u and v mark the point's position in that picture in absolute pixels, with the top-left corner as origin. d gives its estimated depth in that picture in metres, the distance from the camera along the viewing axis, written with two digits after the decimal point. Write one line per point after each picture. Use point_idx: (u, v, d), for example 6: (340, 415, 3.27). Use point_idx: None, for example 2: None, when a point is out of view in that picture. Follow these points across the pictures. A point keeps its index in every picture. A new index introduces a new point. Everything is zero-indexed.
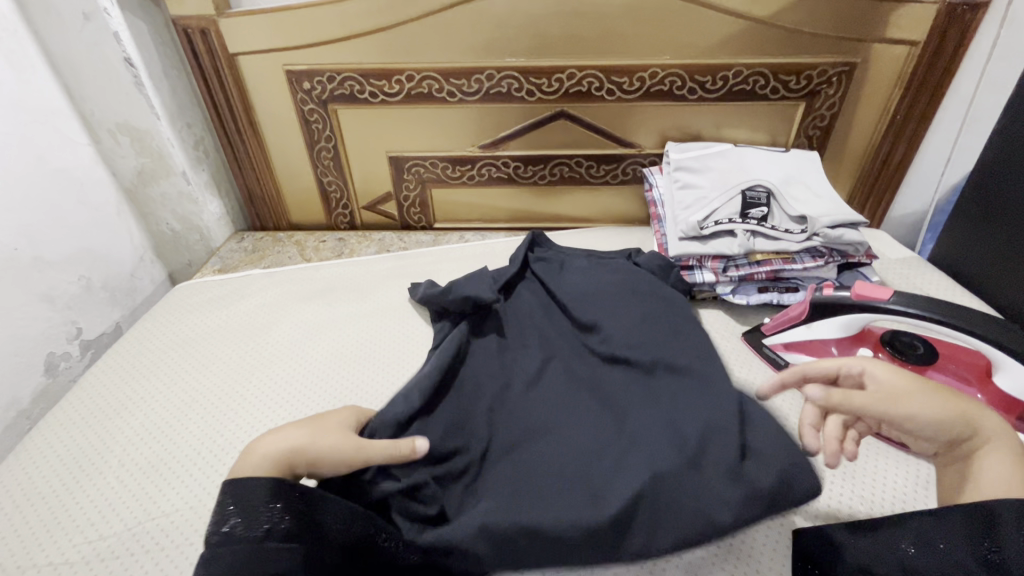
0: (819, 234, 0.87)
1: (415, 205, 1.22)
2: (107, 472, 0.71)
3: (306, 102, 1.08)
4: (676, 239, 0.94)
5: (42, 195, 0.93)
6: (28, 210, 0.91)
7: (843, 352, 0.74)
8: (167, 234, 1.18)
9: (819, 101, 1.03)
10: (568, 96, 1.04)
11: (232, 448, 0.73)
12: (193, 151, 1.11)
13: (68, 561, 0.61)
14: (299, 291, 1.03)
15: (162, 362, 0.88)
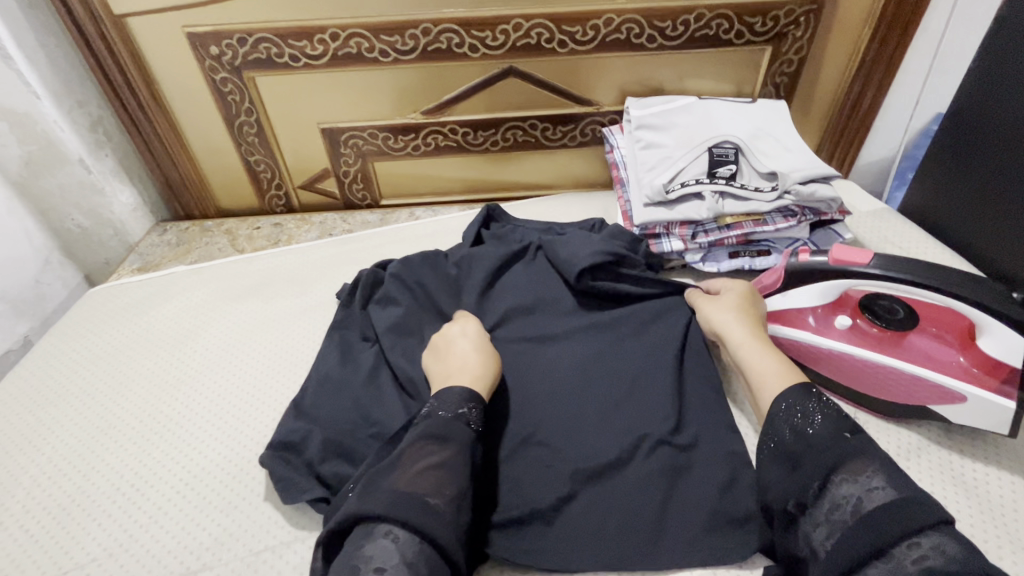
0: (791, 192, 0.81)
1: (357, 181, 1.11)
2: (12, 521, 0.61)
3: (218, 70, 0.94)
4: (641, 205, 0.87)
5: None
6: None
7: (821, 322, 0.69)
8: (75, 232, 1.04)
9: (786, 45, 0.96)
10: (516, 50, 0.93)
11: (160, 480, 0.64)
12: (90, 134, 0.97)
13: None
14: (228, 288, 0.91)
15: (73, 383, 0.77)
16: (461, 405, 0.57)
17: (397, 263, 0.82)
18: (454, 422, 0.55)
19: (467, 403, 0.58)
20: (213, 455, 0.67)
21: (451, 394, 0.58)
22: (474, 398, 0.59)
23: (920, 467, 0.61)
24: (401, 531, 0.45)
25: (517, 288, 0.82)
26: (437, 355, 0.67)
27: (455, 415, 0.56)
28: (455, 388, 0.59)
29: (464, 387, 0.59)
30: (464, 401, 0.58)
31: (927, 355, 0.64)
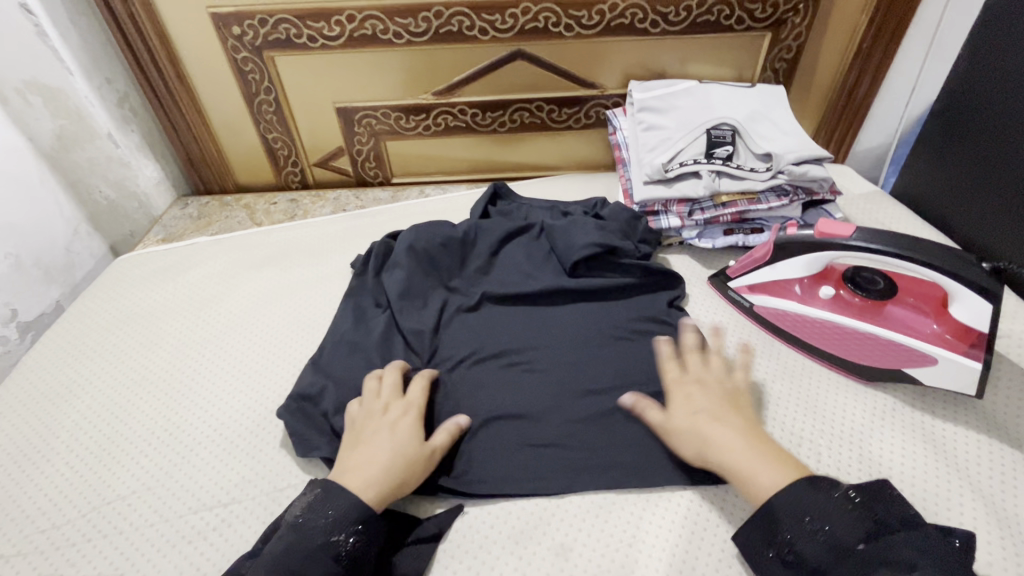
0: (784, 172, 0.85)
1: (370, 159, 1.15)
2: (56, 458, 0.67)
3: (239, 50, 0.98)
4: (641, 183, 0.91)
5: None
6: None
7: (806, 292, 0.75)
8: (102, 204, 1.09)
9: (785, 31, 0.99)
10: (524, 34, 0.97)
11: (190, 426, 0.70)
12: (117, 110, 1.01)
13: (21, 553, 0.58)
14: (249, 258, 0.96)
15: (106, 340, 0.83)
16: (336, 532, 0.53)
17: (409, 234, 0.87)
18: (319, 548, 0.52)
19: (348, 528, 0.54)
20: (238, 404, 0.72)
21: (336, 504, 0.55)
22: (364, 517, 0.55)
23: (894, 426, 0.66)
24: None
25: (525, 274, 0.87)
26: (362, 440, 0.61)
27: (328, 542, 0.53)
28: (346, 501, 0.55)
29: (353, 499, 0.56)
30: (345, 524, 0.54)
31: (904, 323, 0.69)
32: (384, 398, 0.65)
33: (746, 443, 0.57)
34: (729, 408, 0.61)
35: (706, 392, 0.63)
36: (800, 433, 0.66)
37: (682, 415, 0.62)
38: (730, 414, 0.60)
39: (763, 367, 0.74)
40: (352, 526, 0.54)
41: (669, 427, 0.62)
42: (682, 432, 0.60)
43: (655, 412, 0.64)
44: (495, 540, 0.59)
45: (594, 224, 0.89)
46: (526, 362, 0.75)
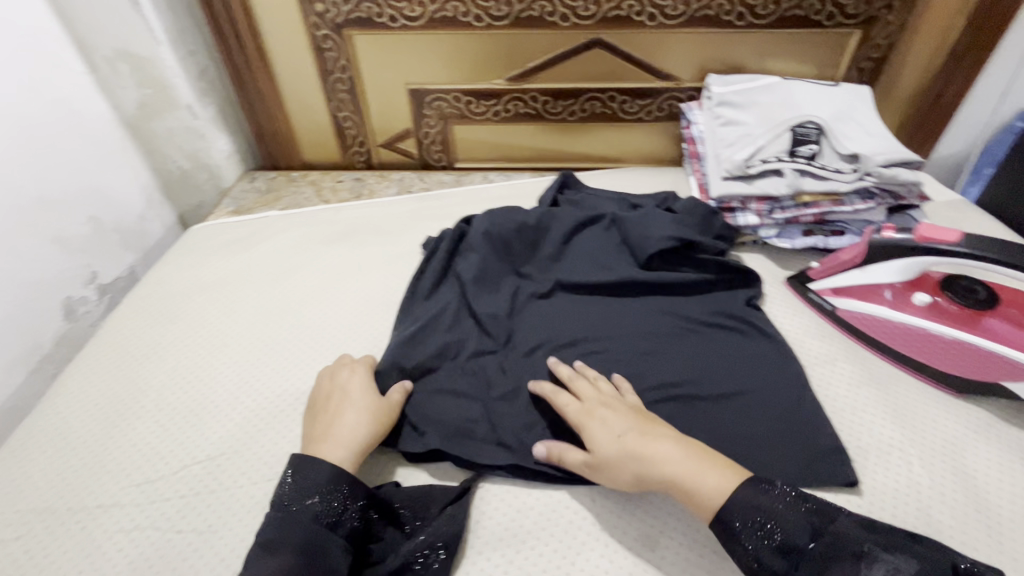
0: (872, 174, 0.83)
1: (436, 143, 1.15)
2: (147, 415, 0.69)
3: (320, 28, 0.99)
4: (719, 178, 0.90)
5: (34, 125, 0.86)
6: (17, 137, 0.84)
7: (898, 297, 0.74)
8: (175, 173, 1.12)
9: (876, 29, 0.96)
10: (605, 22, 0.96)
11: (272, 393, 0.71)
12: (197, 81, 1.03)
13: (119, 504, 0.60)
14: (320, 233, 0.97)
15: (186, 305, 0.85)
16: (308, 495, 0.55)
17: (483, 220, 0.88)
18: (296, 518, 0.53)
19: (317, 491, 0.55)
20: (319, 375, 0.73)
21: (311, 473, 0.56)
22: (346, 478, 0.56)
23: (989, 441, 0.64)
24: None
25: (598, 263, 0.86)
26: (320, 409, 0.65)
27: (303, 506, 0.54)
28: (314, 467, 0.56)
29: (329, 463, 0.57)
30: (322, 489, 0.55)
31: (1004, 336, 0.68)
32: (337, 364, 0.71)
33: (683, 450, 0.55)
34: (647, 422, 0.59)
35: (618, 414, 0.60)
36: (891, 440, 0.64)
37: (606, 449, 0.57)
38: (651, 425, 0.59)
39: (848, 372, 0.72)
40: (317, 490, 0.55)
41: (595, 461, 0.58)
42: (617, 465, 0.56)
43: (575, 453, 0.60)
44: (580, 526, 0.59)
45: (669, 217, 0.87)
46: (604, 353, 0.74)
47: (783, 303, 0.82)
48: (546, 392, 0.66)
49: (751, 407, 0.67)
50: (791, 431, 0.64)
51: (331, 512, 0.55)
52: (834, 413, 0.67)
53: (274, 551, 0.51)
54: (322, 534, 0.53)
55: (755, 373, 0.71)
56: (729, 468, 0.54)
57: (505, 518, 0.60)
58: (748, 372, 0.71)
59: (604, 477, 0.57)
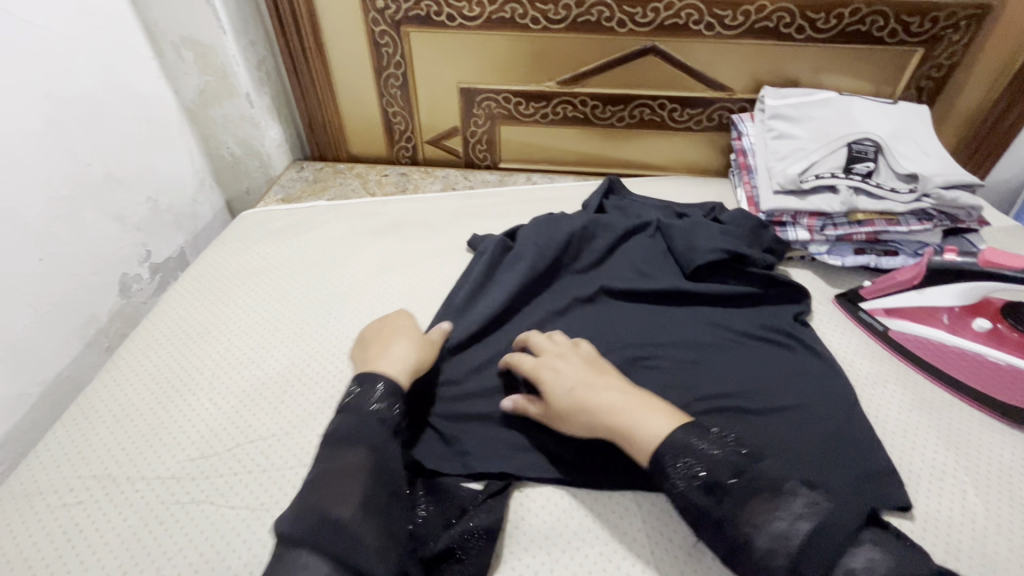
0: (931, 195, 0.81)
1: (482, 142, 1.17)
2: (201, 393, 0.71)
3: (378, 23, 1.01)
4: (770, 192, 0.89)
5: (101, 106, 0.89)
6: (86, 117, 0.87)
7: (955, 322, 0.74)
8: (227, 158, 1.14)
9: (939, 48, 0.94)
10: (662, 29, 0.96)
11: (321, 379, 0.72)
12: (255, 70, 1.05)
13: (175, 477, 0.62)
14: (367, 225, 0.99)
15: (238, 288, 0.87)
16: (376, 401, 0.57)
17: (526, 230, 0.89)
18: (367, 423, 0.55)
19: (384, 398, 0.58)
20: None
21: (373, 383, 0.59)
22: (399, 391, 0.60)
23: None
24: (314, 560, 0.45)
25: (644, 271, 0.86)
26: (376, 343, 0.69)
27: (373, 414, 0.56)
28: (382, 377, 0.60)
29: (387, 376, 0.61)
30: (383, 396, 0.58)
31: None
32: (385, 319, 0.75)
33: (624, 395, 0.58)
34: (599, 374, 0.62)
35: (573, 364, 0.63)
36: (943, 466, 0.63)
37: (561, 398, 0.60)
38: (607, 376, 0.61)
39: (899, 394, 0.71)
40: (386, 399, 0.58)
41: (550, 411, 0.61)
42: (570, 414, 0.59)
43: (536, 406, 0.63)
44: (627, 531, 0.59)
45: (717, 228, 0.87)
46: (650, 360, 0.74)
47: (833, 321, 0.81)
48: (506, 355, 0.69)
49: (799, 423, 0.66)
50: (842, 450, 0.63)
51: (394, 419, 0.58)
52: (884, 434, 0.66)
53: (351, 446, 0.53)
54: (387, 437, 0.55)
55: (803, 389, 0.70)
56: (664, 410, 0.56)
57: (550, 518, 0.60)
58: (797, 388, 0.70)
59: (563, 426, 0.60)
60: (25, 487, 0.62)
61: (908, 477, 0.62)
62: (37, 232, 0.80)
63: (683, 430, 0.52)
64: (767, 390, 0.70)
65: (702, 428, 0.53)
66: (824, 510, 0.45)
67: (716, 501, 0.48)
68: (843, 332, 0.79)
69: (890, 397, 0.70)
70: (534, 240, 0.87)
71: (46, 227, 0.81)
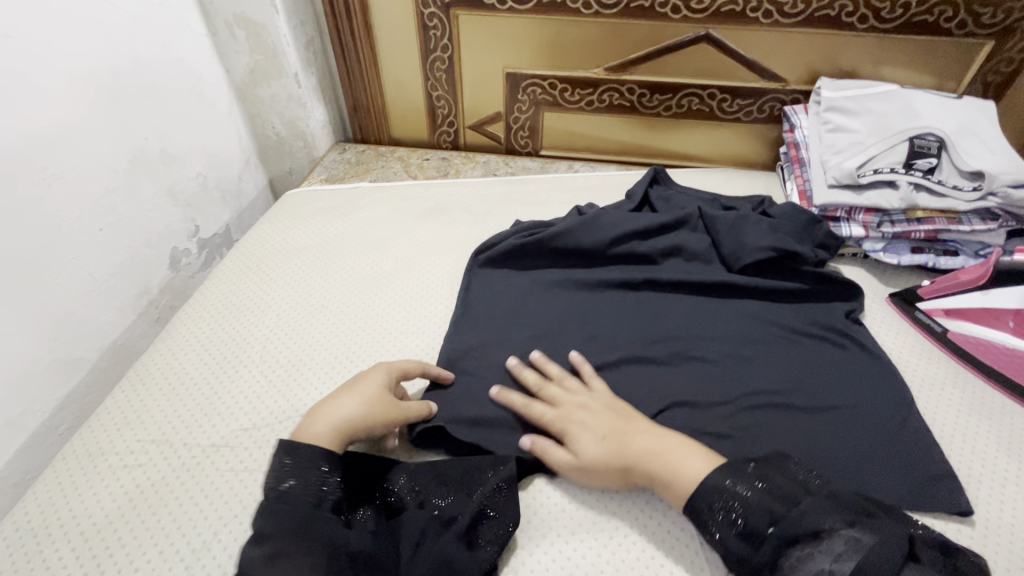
0: (998, 194, 0.78)
1: (524, 129, 1.16)
2: (252, 365, 0.72)
3: (427, 5, 1.00)
4: (825, 185, 0.87)
5: (158, 81, 0.91)
6: (145, 91, 0.89)
7: (1020, 326, 0.72)
8: (273, 139, 1.16)
9: (1011, 41, 0.90)
10: (717, 16, 0.93)
11: (368, 357, 0.73)
12: (305, 51, 1.06)
13: (229, 445, 0.64)
14: (410, 208, 1.00)
15: (286, 265, 0.88)
16: (284, 477, 0.53)
17: (569, 219, 0.88)
18: (279, 505, 0.51)
19: (292, 473, 0.53)
20: (413, 347, 0.75)
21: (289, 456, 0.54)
22: (323, 460, 0.55)
23: None
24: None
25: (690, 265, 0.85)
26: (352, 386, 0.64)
27: (279, 493, 0.52)
28: (302, 448, 0.55)
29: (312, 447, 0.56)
30: (291, 469, 0.54)
31: None
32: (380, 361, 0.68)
33: (659, 439, 0.58)
34: (627, 421, 0.61)
35: (598, 416, 0.62)
36: (1005, 471, 0.61)
37: (594, 452, 0.59)
38: (638, 423, 0.61)
39: (958, 399, 0.68)
40: (297, 472, 0.54)
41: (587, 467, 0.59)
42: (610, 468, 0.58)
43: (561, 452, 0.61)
44: (673, 522, 0.58)
45: (766, 223, 0.84)
46: (698, 352, 0.73)
47: (888, 320, 0.79)
48: (518, 405, 0.65)
49: (853, 422, 0.65)
50: (897, 450, 0.62)
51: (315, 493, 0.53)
52: (944, 437, 0.65)
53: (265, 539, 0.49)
54: (311, 514, 0.51)
55: (857, 387, 0.68)
56: (702, 450, 0.56)
57: (595, 503, 0.60)
58: (851, 386, 0.69)
59: (591, 479, 0.59)
60: (88, 447, 0.64)
61: (968, 482, 0.60)
62: (96, 204, 0.82)
63: (717, 471, 0.52)
64: (818, 387, 0.69)
65: (737, 466, 0.52)
66: (866, 546, 0.45)
67: (754, 547, 0.47)
68: (897, 332, 0.77)
69: (950, 398, 0.69)
70: (578, 230, 0.86)
71: (105, 197, 0.84)
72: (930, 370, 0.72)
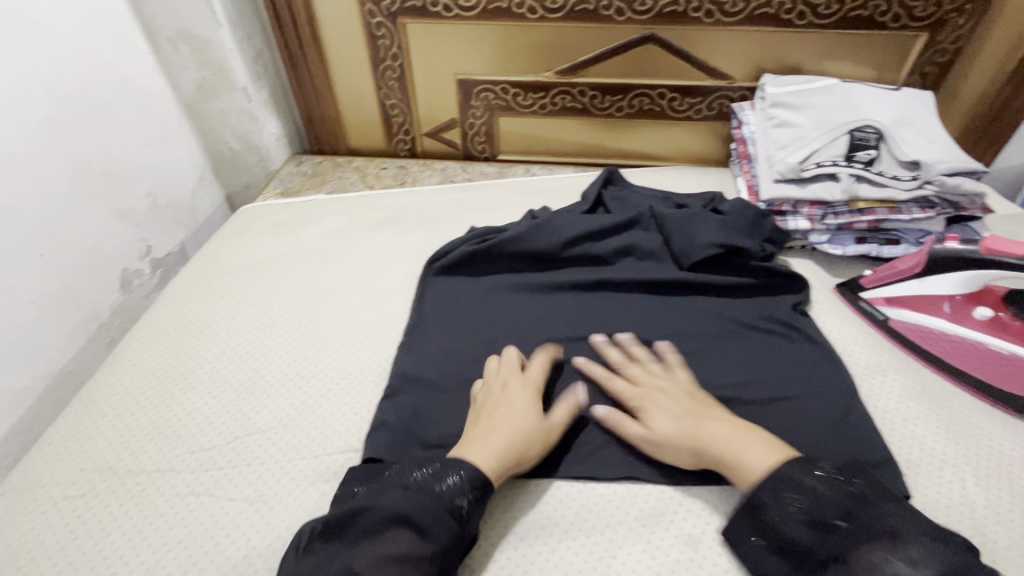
0: (934, 183, 0.80)
1: (481, 134, 1.16)
2: (200, 386, 0.71)
3: (374, 15, 1.00)
4: (770, 180, 0.88)
5: (100, 100, 0.90)
6: (85, 110, 0.87)
7: (956, 310, 0.74)
8: (228, 153, 1.14)
9: (943, 33, 0.92)
10: (661, 17, 0.95)
11: (319, 372, 0.73)
12: (254, 65, 1.05)
13: (174, 469, 0.63)
14: (366, 219, 0.99)
15: (238, 282, 0.87)
16: (457, 491, 0.53)
17: (521, 224, 0.88)
18: (434, 507, 0.51)
19: (469, 493, 0.53)
20: (364, 359, 0.75)
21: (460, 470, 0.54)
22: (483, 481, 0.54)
23: None
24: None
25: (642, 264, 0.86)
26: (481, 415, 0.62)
27: (448, 502, 0.52)
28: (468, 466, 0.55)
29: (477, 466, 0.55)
30: (466, 485, 0.53)
31: None
32: (503, 374, 0.66)
33: (731, 425, 0.58)
34: (703, 406, 0.62)
35: (673, 398, 0.63)
36: (943, 455, 0.63)
37: (670, 429, 0.60)
38: (710, 411, 0.61)
39: (899, 384, 0.70)
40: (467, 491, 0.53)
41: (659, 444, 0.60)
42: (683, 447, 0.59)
43: (635, 425, 0.62)
44: (622, 521, 0.58)
45: (714, 219, 0.85)
46: (648, 351, 0.74)
47: (834, 310, 0.80)
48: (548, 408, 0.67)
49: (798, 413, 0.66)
50: (839, 438, 0.63)
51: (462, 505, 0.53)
52: (884, 424, 0.66)
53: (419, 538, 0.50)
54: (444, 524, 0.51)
55: (801, 379, 0.70)
56: (771, 442, 0.56)
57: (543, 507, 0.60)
58: (796, 378, 0.70)
59: (662, 453, 0.60)
60: (29, 478, 0.63)
61: (907, 467, 0.62)
62: (37, 228, 0.80)
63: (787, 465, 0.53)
64: (764, 380, 0.70)
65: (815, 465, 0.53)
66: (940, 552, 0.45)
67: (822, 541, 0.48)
68: (842, 322, 0.78)
69: (891, 385, 0.70)
70: (529, 234, 0.86)
71: (48, 221, 0.82)
72: (872, 358, 0.73)
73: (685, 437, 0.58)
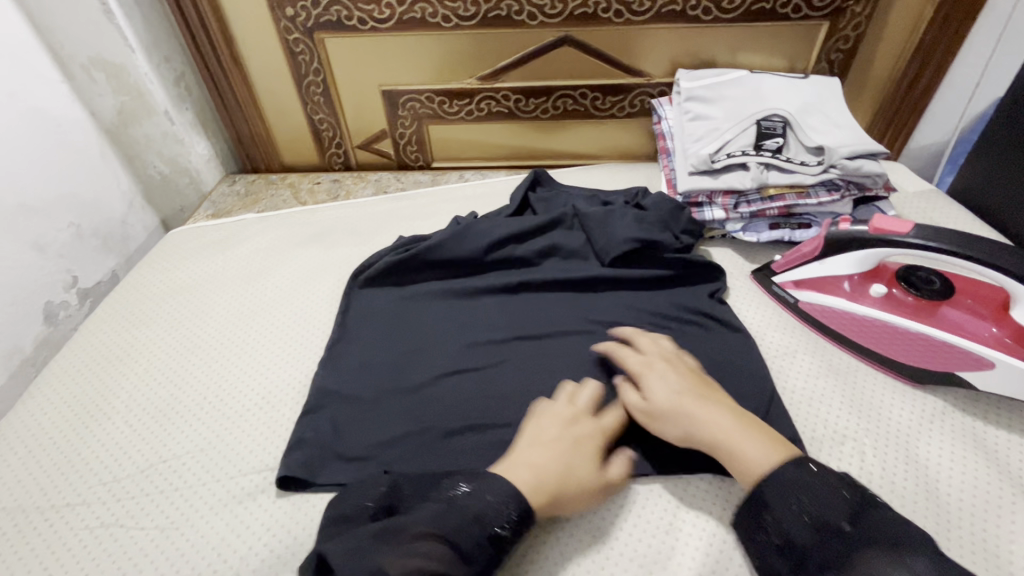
0: (837, 166, 0.83)
1: (412, 143, 1.17)
2: (117, 416, 0.71)
3: (291, 31, 1.00)
4: (686, 173, 0.90)
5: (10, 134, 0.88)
6: None
7: (855, 289, 0.75)
8: (156, 178, 1.13)
9: (843, 20, 0.96)
10: (573, 19, 0.96)
11: (238, 393, 0.73)
12: (174, 88, 1.05)
13: (86, 502, 0.62)
14: (294, 235, 0.99)
15: (162, 307, 0.86)
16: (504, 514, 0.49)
17: (444, 231, 0.89)
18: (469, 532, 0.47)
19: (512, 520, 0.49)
20: (285, 376, 0.74)
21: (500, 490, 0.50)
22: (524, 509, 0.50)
23: (942, 429, 0.65)
24: None
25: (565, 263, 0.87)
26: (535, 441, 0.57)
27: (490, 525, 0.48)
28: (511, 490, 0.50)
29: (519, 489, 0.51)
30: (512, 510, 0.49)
31: (960, 326, 0.68)
32: (577, 407, 0.61)
33: (734, 415, 0.56)
34: (705, 387, 0.60)
35: (675, 370, 0.62)
36: (845, 429, 0.65)
37: (662, 395, 0.59)
38: (709, 392, 0.59)
39: (809, 363, 0.73)
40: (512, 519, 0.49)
41: (654, 413, 0.59)
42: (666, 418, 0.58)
43: (634, 393, 0.62)
44: None
45: (631, 215, 0.87)
46: (567, 348, 0.75)
47: (751, 298, 0.83)
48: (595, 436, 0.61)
49: None
50: None
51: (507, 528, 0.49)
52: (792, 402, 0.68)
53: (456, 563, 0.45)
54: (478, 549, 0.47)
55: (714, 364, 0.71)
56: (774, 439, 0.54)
57: None
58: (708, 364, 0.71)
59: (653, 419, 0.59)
60: None
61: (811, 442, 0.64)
62: None
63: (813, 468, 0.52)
64: None
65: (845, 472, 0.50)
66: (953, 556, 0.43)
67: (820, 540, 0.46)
68: (756, 308, 0.81)
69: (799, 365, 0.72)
70: (452, 240, 0.87)
71: None
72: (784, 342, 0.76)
73: (687, 414, 0.57)
